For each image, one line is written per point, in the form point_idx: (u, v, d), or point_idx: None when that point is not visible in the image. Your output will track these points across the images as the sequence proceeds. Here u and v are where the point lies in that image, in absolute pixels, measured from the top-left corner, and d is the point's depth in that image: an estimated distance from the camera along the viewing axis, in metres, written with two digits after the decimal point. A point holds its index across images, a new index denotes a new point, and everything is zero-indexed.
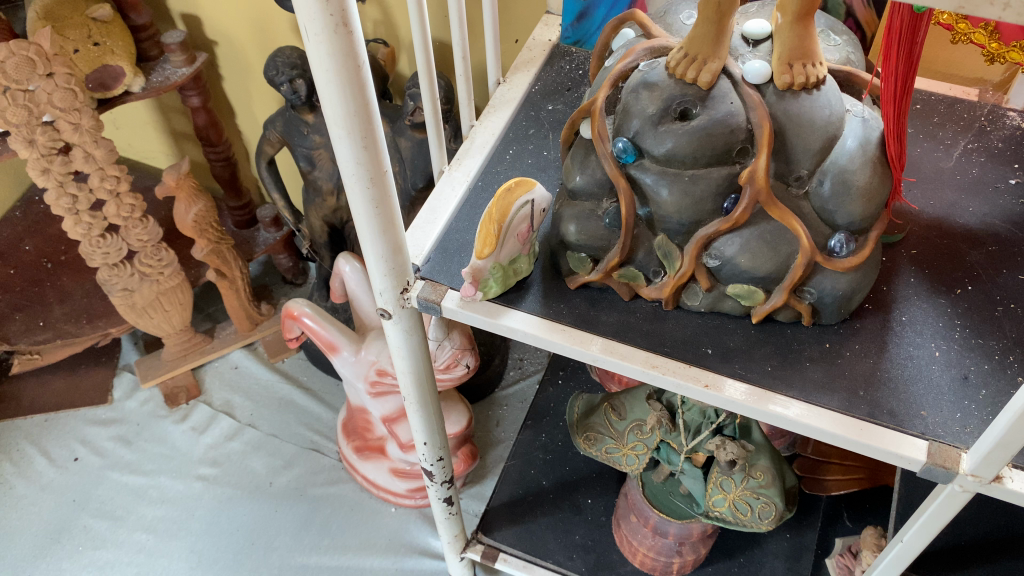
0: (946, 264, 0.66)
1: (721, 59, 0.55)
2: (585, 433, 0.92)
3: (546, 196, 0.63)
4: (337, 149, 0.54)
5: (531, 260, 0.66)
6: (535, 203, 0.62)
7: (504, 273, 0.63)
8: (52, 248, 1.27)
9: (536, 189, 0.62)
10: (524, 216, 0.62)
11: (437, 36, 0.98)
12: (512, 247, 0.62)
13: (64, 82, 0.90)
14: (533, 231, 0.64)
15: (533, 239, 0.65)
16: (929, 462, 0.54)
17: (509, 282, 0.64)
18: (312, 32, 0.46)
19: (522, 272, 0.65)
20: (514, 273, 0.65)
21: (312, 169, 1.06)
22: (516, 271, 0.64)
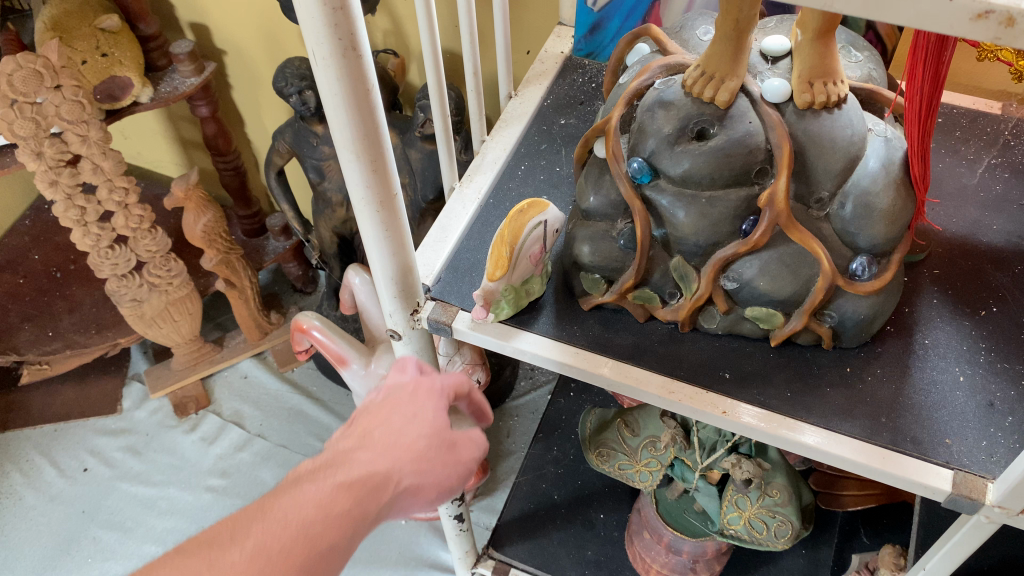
0: (970, 284, 0.64)
1: (740, 77, 0.53)
2: (597, 450, 0.91)
3: (557, 218, 0.62)
4: (346, 171, 0.52)
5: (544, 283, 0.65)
6: (549, 224, 0.61)
7: (516, 295, 0.62)
8: (61, 257, 1.26)
9: (548, 211, 0.61)
10: (536, 236, 0.60)
11: (447, 46, 0.96)
12: (524, 269, 0.61)
13: (72, 94, 0.90)
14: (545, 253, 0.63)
15: (545, 261, 0.64)
16: (955, 492, 0.52)
17: (520, 304, 0.63)
18: (320, 56, 0.45)
19: (534, 295, 0.64)
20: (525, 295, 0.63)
21: (322, 180, 1.04)
22: (528, 293, 0.63)
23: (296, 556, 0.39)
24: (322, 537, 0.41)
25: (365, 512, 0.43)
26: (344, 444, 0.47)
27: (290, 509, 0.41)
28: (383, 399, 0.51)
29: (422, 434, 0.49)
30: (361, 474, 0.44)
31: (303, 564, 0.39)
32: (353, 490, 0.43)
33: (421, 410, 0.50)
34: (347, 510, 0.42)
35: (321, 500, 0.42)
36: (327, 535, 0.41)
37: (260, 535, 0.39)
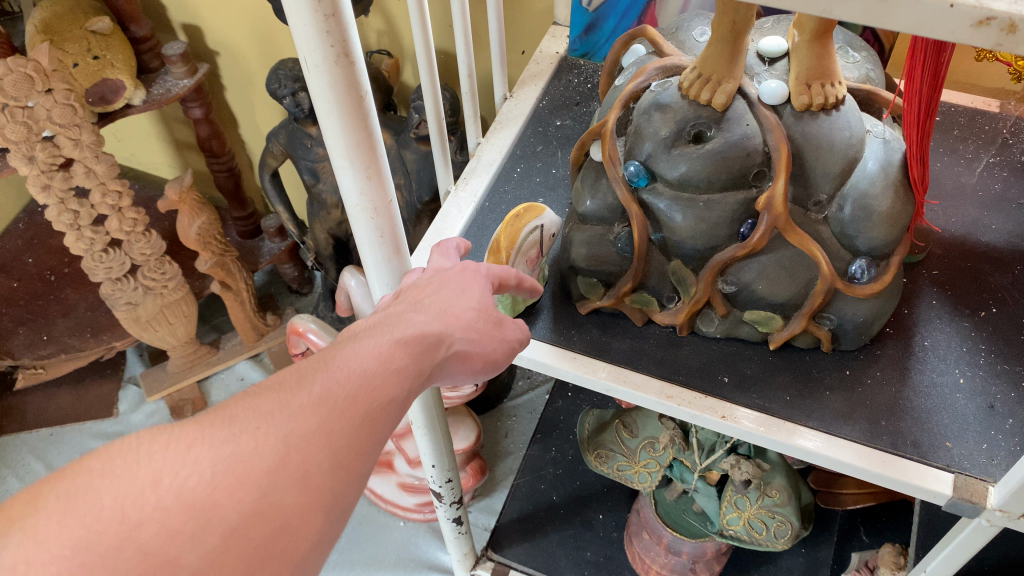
0: (970, 286, 0.64)
1: (737, 79, 0.53)
2: (596, 451, 0.90)
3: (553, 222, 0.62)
4: (340, 178, 0.52)
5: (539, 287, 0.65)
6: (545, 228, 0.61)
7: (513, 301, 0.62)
8: (55, 260, 1.25)
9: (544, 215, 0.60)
10: (533, 241, 0.60)
11: (441, 46, 0.96)
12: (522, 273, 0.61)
13: (63, 98, 0.89)
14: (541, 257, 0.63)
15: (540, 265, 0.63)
16: (955, 496, 0.52)
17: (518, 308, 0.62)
18: (312, 63, 0.44)
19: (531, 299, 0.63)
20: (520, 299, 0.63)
21: (317, 182, 1.04)
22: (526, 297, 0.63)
23: (357, 409, 0.35)
24: (383, 392, 0.37)
25: (422, 370, 0.39)
26: (395, 306, 0.43)
27: (348, 361, 0.37)
28: (430, 275, 0.47)
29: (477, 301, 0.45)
30: (418, 333, 0.40)
31: (365, 419, 0.35)
32: (411, 347, 0.39)
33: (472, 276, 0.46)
34: (406, 365, 0.38)
35: (380, 355, 0.38)
36: (386, 390, 0.37)
37: (320, 385, 0.35)
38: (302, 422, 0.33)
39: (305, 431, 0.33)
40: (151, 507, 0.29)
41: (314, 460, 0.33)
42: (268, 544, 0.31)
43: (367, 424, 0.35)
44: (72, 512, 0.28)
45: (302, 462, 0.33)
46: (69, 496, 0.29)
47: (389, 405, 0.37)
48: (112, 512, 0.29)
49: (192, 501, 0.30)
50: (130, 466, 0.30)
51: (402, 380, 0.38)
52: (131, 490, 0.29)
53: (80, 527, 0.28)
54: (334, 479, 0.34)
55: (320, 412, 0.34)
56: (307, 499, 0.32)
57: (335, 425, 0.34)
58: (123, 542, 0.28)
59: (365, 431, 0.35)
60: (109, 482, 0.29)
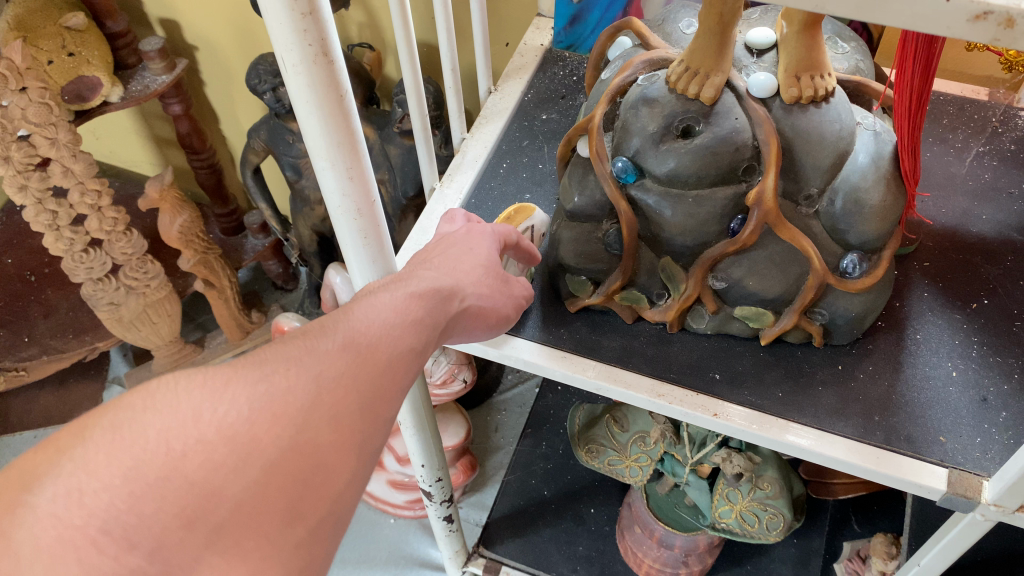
0: (961, 277, 0.63)
1: (725, 72, 0.52)
2: (587, 446, 0.90)
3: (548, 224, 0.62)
4: (322, 179, 0.51)
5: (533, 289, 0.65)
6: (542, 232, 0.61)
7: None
8: (34, 260, 1.23)
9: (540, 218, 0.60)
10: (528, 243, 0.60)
11: (424, 38, 0.94)
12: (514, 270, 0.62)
13: (38, 96, 0.87)
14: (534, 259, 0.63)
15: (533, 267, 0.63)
16: (951, 492, 0.51)
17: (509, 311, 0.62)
18: (290, 63, 0.43)
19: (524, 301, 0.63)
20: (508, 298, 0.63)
21: (299, 178, 1.02)
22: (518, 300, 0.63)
23: (381, 356, 0.38)
24: (400, 341, 0.39)
25: (434, 324, 0.42)
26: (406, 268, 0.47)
27: (369, 312, 0.39)
28: (438, 239, 0.51)
29: (476, 264, 0.48)
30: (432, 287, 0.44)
31: (386, 366, 0.38)
32: (426, 300, 0.42)
33: (474, 245, 0.50)
34: (422, 318, 0.41)
35: (399, 308, 0.41)
36: (405, 342, 0.39)
37: (345, 335, 0.37)
38: (331, 365, 0.35)
39: (335, 374, 0.35)
40: (195, 439, 0.30)
41: (343, 401, 0.35)
42: (305, 478, 0.32)
43: (388, 369, 0.38)
44: (117, 446, 0.29)
45: (333, 402, 0.35)
46: (113, 430, 0.30)
47: (407, 354, 0.39)
48: (157, 444, 0.29)
49: (233, 433, 0.31)
50: (172, 400, 0.31)
51: (419, 331, 0.40)
52: (175, 421, 0.30)
53: (123, 462, 0.29)
54: (362, 420, 0.35)
55: (347, 358, 0.36)
56: (341, 437, 0.34)
57: (361, 370, 0.36)
58: (170, 472, 0.29)
59: (388, 377, 0.38)
60: (152, 418, 0.30)
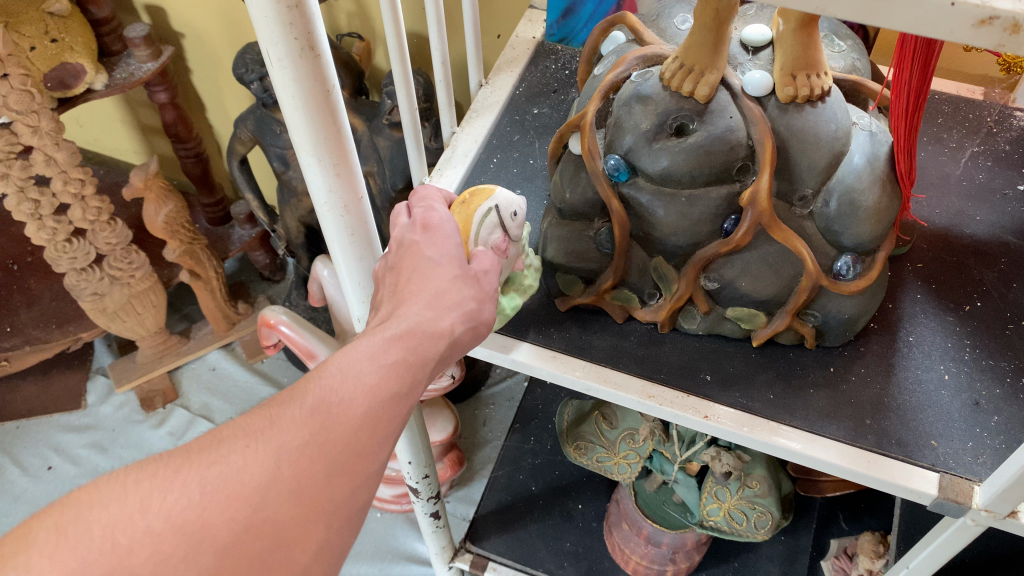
0: (954, 279, 0.63)
1: (720, 70, 0.51)
2: (575, 442, 0.89)
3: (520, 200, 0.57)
4: (307, 174, 0.49)
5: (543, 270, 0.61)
6: (512, 211, 0.56)
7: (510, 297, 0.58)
8: (17, 249, 1.21)
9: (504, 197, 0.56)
10: (496, 228, 0.55)
11: (415, 30, 0.93)
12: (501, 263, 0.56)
13: (20, 83, 0.85)
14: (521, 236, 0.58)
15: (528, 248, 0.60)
16: (941, 496, 0.51)
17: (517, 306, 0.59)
18: (275, 57, 0.42)
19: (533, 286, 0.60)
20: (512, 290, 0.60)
21: (287, 169, 1.01)
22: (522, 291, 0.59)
23: (351, 418, 0.38)
24: (379, 389, 0.40)
25: (424, 362, 0.42)
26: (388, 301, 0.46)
27: (344, 368, 0.40)
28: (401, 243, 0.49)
29: (451, 280, 0.46)
30: (403, 336, 0.42)
31: (363, 420, 0.39)
32: (404, 346, 0.42)
33: (446, 254, 0.48)
34: (402, 366, 0.41)
35: (374, 360, 0.41)
36: (384, 394, 0.40)
37: (314, 398, 0.38)
38: (294, 442, 0.37)
39: (298, 444, 0.37)
40: (142, 530, 0.33)
41: (307, 474, 0.37)
42: (262, 556, 0.35)
43: (363, 430, 0.39)
44: (61, 545, 0.32)
45: (295, 474, 0.36)
46: (56, 531, 0.32)
47: (390, 402, 0.40)
48: (102, 540, 0.32)
49: (181, 521, 0.33)
50: (121, 494, 0.34)
51: (400, 380, 0.41)
52: (123, 516, 0.33)
53: (67, 563, 0.31)
54: (331, 484, 0.37)
55: (313, 427, 0.37)
56: (303, 508, 0.36)
57: (329, 440, 0.38)
58: (115, 567, 0.32)
59: (364, 436, 0.39)
60: (102, 513, 0.33)
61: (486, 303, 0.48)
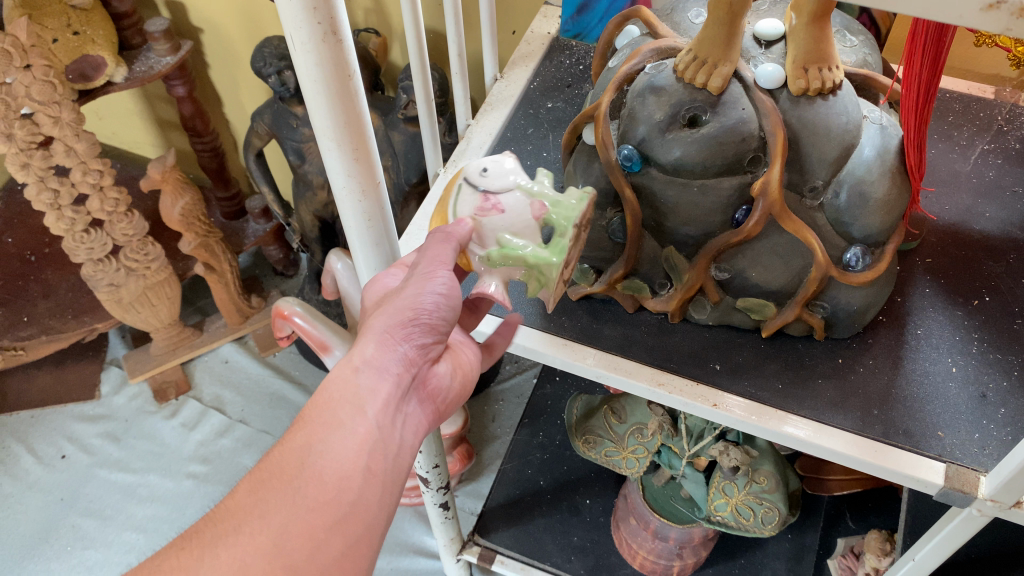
0: (963, 273, 0.63)
1: (733, 62, 0.51)
2: (584, 436, 0.89)
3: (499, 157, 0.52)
4: (327, 159, 0.50)
5: (583, 201, 0.50)
6: (480, 173, 0.51)
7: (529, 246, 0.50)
8: (35, 240, 1.23)
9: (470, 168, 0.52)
10: (473, 195, 0.51)
11: (431, 26, 0.94)
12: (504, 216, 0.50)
13: (42, 74, 0.86)
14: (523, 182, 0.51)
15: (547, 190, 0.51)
16: (947, 486, 0.52)
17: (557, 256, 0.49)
18: (298, 41, 0.43)
19: (569, 221, 0.50)
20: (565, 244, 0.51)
21: (302, 162, 1.02)
22: (557, 237, 0.50)
23: (289, 478, 0.39)
24: (310, 448, 0.40)
25: (369, 397, 0.42)
26: None
27: (278, 444, 0.40)
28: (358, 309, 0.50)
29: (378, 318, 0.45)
30: (329, 389, 0.42)
31: (297, 483, 0.39)
32: (339, 393, 0.42)
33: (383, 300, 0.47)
34: (340, 413, 0.41)
35: (308, 420, 0.41)
36: (325, 445, 0.40)
37: (248, 482, 0.39)
38: (231, 529, 0.37)
39: (231, 529, 0.37)
40: None
41: (253, 552, 0.36)
42: None
43: (308, 484, 0.39)
44: None
45: (235, 558, 0.36)
46: None
47: (327, 455, 0.40)
48: None
49: None
50: None
51: (343, 426, 0.41)
52: None
53: None
54: (278, 556, 0.37)
55: (249, 503, 0.38)
56: None
57: (269, 508, 0.37)
58: None
59: (311, 489, 0.39)
60: None
61: (418, 292, 0.45)
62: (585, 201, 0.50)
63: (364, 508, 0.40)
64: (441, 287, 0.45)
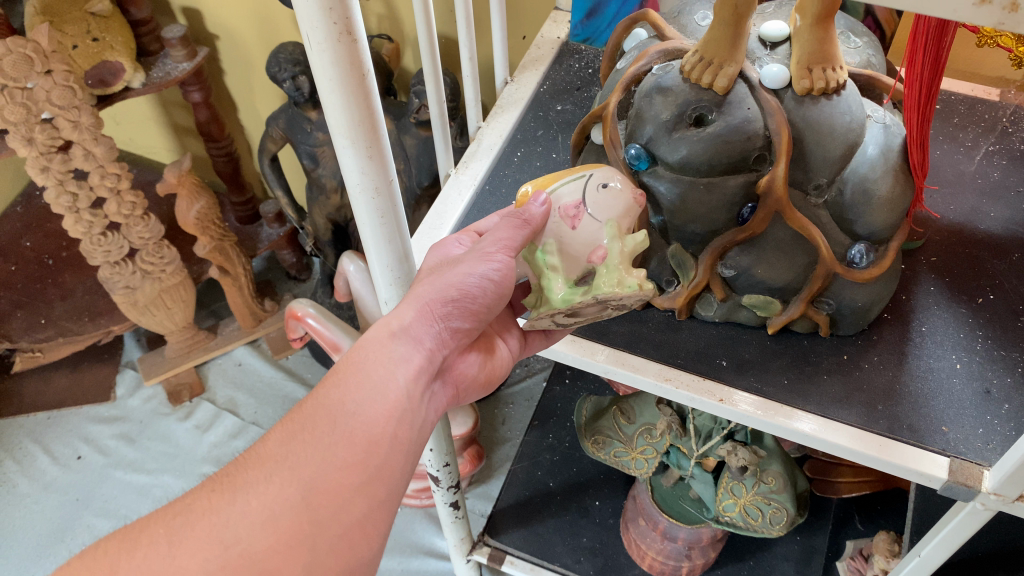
0: (967, 272, 0.64)
1: (739, 63, 0.52)
2: (593, 437, 0.90)
3: (631, 186, 0.51)
4: (341, 157, 0.52)
5: (620, 290, 0.47)
6: (601, 182, 0.50)
7: (559, 276, 0.50)
8: (52, 244, 1.24)
9: (608, 173, 0.51)
10: (575, 193, 0.50)
11: (443, 31, 0.96)
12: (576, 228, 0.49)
13: (63, 79, 0.87)
14: (615, 225, 0.49)
15: (616, 254, 0.48)
16: (951, 480, 0.52)
17: (556, 308, 0.49)
18: (314, 40, 0.44)
19: (596, 288, 0.48)
20: (590, 305, 0.50)
21: (316, 166, 1.04)
22: (580, 292, 0.49)
23: (321, 433, 0.40)
24: (341, 406, 0.42)
25: (401, 363, 0.45)
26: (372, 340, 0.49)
27: (312, 398, 0.42)
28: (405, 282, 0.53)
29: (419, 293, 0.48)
30: (367, 353, 0.45)
31: (328, 436, 0.40)
32: (374, 354, 0.45)
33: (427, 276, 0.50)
34: (374, 375, 0.44)
35: (342, 380, 0.43)
36: (358, 404, 0.42)
37: (281, 431, 0.40)
38: (262, 475, 0.38)
39: (262, 475, 0.38)
40: None
41: (282, 500, 0.38)
42: None
43: (340, 442, 0.40)
44: None
45: (266, 503, 0.38)
46: None
47: (357, 415, 0.42)
48: None
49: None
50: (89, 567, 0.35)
51: (375, 389, 0.43)
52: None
53: None
54: (307, 504, 0.38)
55: (281, 452, 0.39)
56: (281, 533, 0.37)
57: (300, 459, 0.39)
58: None
59: (341, 447, 0.40)
60: None
61: (470, 270, 0.48)
62: (621, 291, 0.47)
63: (388, 474, 0.42)
64: (493, 271, 0.48)
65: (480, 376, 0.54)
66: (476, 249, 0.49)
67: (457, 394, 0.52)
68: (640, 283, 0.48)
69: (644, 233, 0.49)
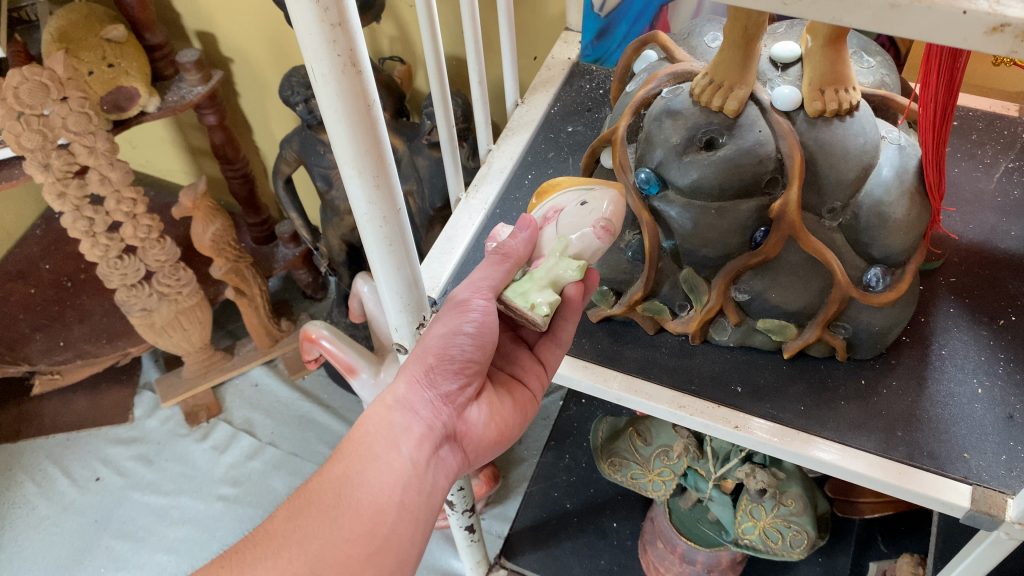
0: (989, 294, 0.63)
1: (749, 85, 0.52)
2: (609, 459, 0.89)
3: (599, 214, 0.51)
4: (348, 187, 0.51)
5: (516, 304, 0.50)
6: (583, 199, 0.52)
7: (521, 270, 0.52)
8: (71, 266, 1.25)
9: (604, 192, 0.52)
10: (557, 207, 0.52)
11: (454, 52, 0.96)
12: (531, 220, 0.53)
13: (78, 105, 0.88)
14: (556, 247, 0.51)
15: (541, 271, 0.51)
16: (974, 509, 0.50)
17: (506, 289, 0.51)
18: (319, 73, 0.44)
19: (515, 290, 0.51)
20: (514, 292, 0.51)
21: (330, 188, 1.04)
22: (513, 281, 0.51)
23: (328, 508, 0.44)
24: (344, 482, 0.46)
25: (401, 434, 0.48)
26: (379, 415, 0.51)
27: (318, 475, 0.46)
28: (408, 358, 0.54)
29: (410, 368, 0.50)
30: (369, 429, 0.49)
31: (332, 512, 0.44)
32: (375, 430, 0.48)
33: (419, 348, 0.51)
34: (376, 447, 0.47)
35: (346, 456, 0.47)
36: (361, 478, 0.46)
37: (288, 509, 0.44)
38: (270, 552, 0.42)
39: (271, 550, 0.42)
40: None
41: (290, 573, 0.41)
42: None
43: (345, 515, 0.44)
44: None
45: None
46: None
47: (361, 491, 0.45)
48: None
49: None
50: None
51: (379, 463, 0.47)
52: None
53: None
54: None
55: (289, 529, 0.43)
56: None
57: (307, 534, 0.43)
58: None
59: (348, 519, 0.44)
60: None
61: (452, 330, 0.49)
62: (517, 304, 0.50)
63: (397, 541, 0.45)
64: (469, 325, 0.49)
65: (490, 433, 0.54)
66: (450, 304, 0.50)
67: (468, 458, 0.53)
68: (533, 306, 0.49)
69: (579, 268, 0.50)
